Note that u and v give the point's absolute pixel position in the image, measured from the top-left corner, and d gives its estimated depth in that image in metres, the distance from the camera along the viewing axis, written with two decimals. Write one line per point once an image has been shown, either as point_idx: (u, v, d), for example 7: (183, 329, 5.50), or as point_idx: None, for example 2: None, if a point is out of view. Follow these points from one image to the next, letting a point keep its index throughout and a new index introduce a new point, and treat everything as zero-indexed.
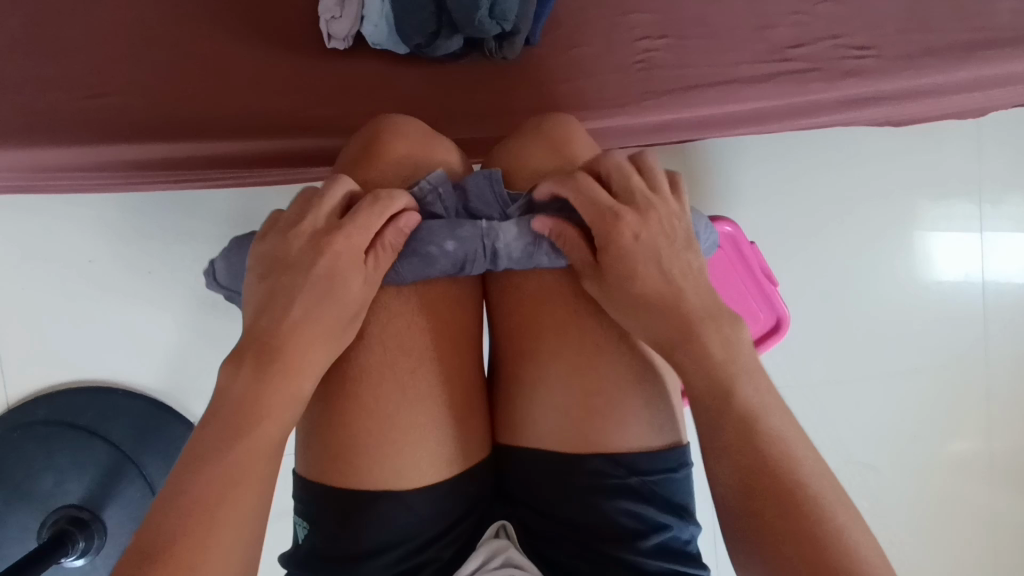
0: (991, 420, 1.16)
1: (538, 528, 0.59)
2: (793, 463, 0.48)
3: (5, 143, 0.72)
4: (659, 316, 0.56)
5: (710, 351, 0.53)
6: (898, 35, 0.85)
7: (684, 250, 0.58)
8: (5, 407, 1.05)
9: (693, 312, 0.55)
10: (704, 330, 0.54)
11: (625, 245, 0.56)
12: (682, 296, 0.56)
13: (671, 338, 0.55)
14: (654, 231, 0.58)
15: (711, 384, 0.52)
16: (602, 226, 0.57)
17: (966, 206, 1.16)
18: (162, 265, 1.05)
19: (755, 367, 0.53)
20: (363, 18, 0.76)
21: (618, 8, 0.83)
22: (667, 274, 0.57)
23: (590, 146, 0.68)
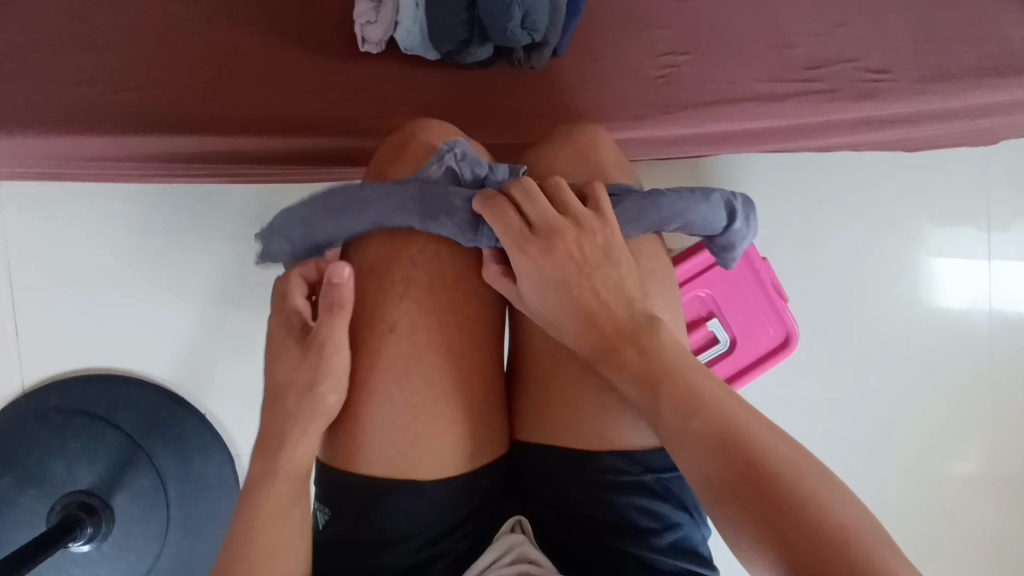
0: (994, 444, 1.16)
1: (554, 523, 0.60)
2: (740, 435, 0.49)
3: (43, 131, 0.75)
4: (585, 338, 0.58)
5: (632, 361, 0.55)
6: (915, 59, 0.87)
7: (598, 267, 0.58)
8: (21, 390, 1.07)
9: (612, 325, 0.57)
10: (623, 341, 0.56)
11: (539, 275, 0.57)
12: (599, 312, 0.57)
13: (598, 354, 0.57)
14: (561, 252, 0.57)
15: (643, 388, 0.54)
16: (521, 256, 0.57)
17: (974, 229, 1.18)
18: (182, 258, 1.07)
19: (687, 363, 0.55)
20: (397, 23, 0.78)
21: (641, 25, 0.85)
22: (583, 296, 0.57)
23: (617, 156, 0.69)
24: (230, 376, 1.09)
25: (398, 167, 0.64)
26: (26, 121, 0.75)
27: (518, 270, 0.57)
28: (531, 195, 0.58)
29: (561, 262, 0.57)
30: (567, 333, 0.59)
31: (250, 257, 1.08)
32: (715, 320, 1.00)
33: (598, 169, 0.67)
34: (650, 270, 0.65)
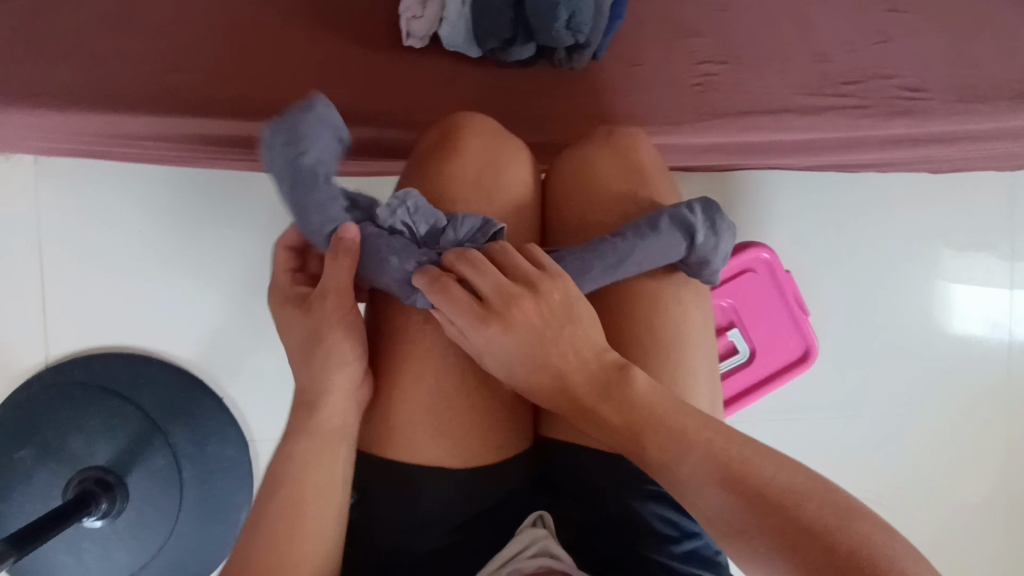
0: (1007, 474, 1.16)
1: (584, 520, 0.61)
2: (742, 475, 0.47)
3: (90, 109, 0.77)
4: (559, 399, 0.55)
5: (616, 420, 0.53)
6: (952, 80, 0.87)
7: (564, 325, 0.53)
8: (44, 362, 1.08)
9: (587, 385, 0.54)
10: (600, 403, 0.53)
11: (500, 352, 0.53)
12: (571, 374, 0.54)
13: (579, 418, 0.55)
14: (523, 324, 0.52)
15: (634, 447, 0.52)
16: (475, 337, 0.53)
17: (997, 256, 1.18)
18: (209, 242, 1.08)
19: (670, 406, 0.52)
20: (442, 19, 0.79)
21: (680, 32, 0.86)
22: (554, 363, 0.53)
23: (656, 159, 0.70)
24: (250, 360, 1.09)
25: (443, 157, 0.66)
26: (75, 98, 0.77)
27: (484, 351, 0.53)
28: (472, 268, 0.52)
29: (524, 334, 0.52)
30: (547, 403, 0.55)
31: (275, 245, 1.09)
32: (735, 331, 1.00)
33: (638, 171, 0.68)
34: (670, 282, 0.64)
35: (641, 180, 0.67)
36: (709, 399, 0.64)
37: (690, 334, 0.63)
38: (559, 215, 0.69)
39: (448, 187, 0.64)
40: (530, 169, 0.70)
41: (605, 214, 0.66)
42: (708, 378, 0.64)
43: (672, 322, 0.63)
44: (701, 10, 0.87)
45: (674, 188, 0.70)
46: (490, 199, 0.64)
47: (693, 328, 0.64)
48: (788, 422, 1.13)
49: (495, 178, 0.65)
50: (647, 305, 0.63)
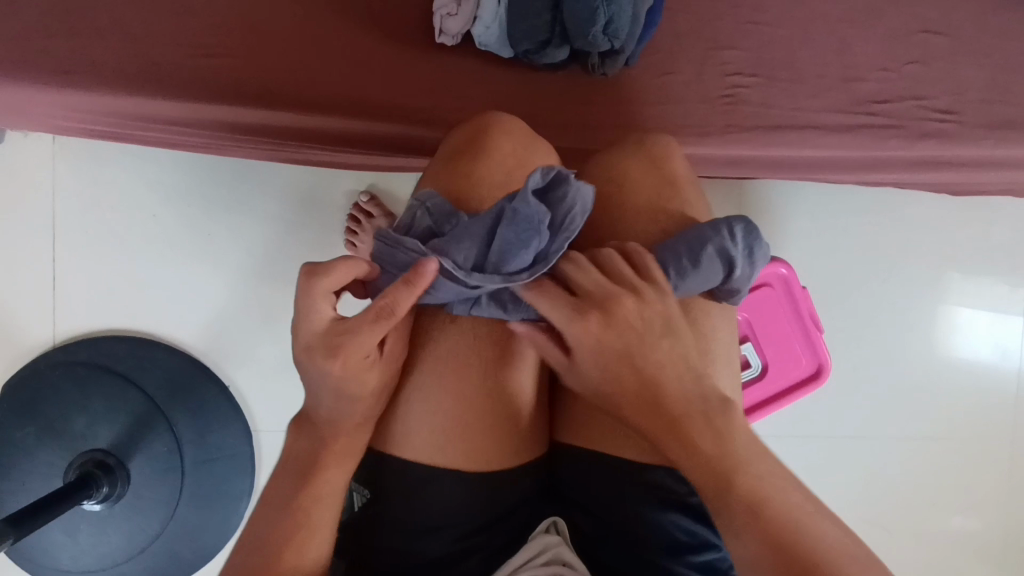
0: (1010, 502, 1.15)
1: (592, 532, 0.61)
2: (805, 538, 0.48)
3: (121, 91, 0.77)
4: (642, 414, 0.54)
5: (703, 445, 0.52)
6: (983, 104, 0.87)
7: (660, 337, 0.55)
8: (51, 343, 1.07)
9: (677, 400, 0.54)
10: (693, 426, 0.53)
11: (595, 352, 0.54)
12: (665, 389, 0.54)
13: (660, 434, 0.54)
14: (621, 326, 0.54)
15: (710, 479, 0.51)
16: (570, 333, 0.54)
17: (1012, 283, 1.17)
18: (223, 230, 1.08)
19: (755, 452, 0.52)
20: (476, 18, 0.78)
21: (713, 43, 0.86)
22: (645, 371, 0.54)
23: (687, 169, 0.71)
24: (257, 348, 1.09)
25: (474, 157, 0.66)
26: (107, 78, 0.77)
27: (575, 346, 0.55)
28: (573, 264, 0.56)
29: (618, 335, 0.54)
30: (630, 414, 0.55)
31: (291, 235, 1.08)
32: (749, 345, 1.00)
33: (668, 181, 0.69)
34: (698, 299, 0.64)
35: (672, 193, 0.69)
36: None
37: (715, 348, 0.63)
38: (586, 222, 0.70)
39: (480, 190, 0.65)
40: None
41: (636, 223, 0.67)
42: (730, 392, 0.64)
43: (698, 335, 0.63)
44: (735, 22, 0.87)
45: (703, 199, 0.71)
46: None
47: (719, 341, 0.64)
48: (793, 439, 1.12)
49: (527, 184, 0.67)
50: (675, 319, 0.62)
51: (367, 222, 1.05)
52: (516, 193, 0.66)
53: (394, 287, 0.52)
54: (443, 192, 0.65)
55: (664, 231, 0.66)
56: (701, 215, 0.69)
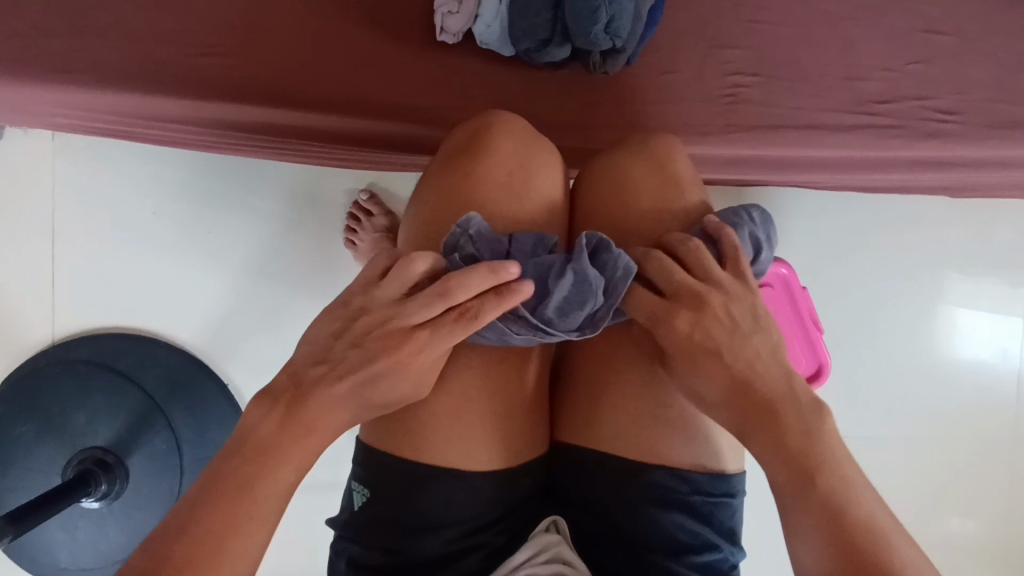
0: (1010, 503, 1.15)
1: (593, 532, 0.61)
2: (881, 550, 0.46)
3: (120, 88, 0.77)
4: (730, 406, 0.54)
5: (790, 438, 0.51)
6: (985, 104, 0.87)
7: (750, 334, 0.55)
8: (50, 341, 1.07)
9: (768, 395, 0.53)
10: (779, 419, 0.52)
11: (682, 345, 0.56)
12: (754, 384, 0.54)
13: (745, 428, 0.54)
14: (710, 321, 0.55)
15: (792, 476, 0.50)
16: (657, 327, 0.57)
17: (1013, 283, 1.17)
18: (223, 227, 1.08)
19: (845, 456, 0.51)
20: (477, 17, 0.78)
21: (715, 42, 0.86)
22: (733, 365, 0.54)
23: (692, 170, 0.72)
24: (257, 347, 1.08)
25: (474, 155, 0.67)
26: (108, 76, 0.77)
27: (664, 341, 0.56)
28: (658, 261, 0.58)
29: (708, 330, 0.55)
30: (719, 408, 0.55)
31: (290, 233, 1.08)
32: None
33: (673, 181, 0.69)
34: None
35: (677, 193, 0.68)
36: None
37: None
38: (588, 221, 0.70)
39: (481, 189, 0.65)
40: (561, 171, 0.71)
41: (639, 224, 0.67)
42: None
43: None
44: (737, 21, 0.86)
45: (708, 200, 0.71)
46: (523, 204, 0.66)
47: None
48: None
49: (527, 184, 0.67)
50: None
51: (367, 220, 1.05)
52: (517, 193, 0.66)
53: (483, 296, 0.53)
54: (445, 190, 0.66)
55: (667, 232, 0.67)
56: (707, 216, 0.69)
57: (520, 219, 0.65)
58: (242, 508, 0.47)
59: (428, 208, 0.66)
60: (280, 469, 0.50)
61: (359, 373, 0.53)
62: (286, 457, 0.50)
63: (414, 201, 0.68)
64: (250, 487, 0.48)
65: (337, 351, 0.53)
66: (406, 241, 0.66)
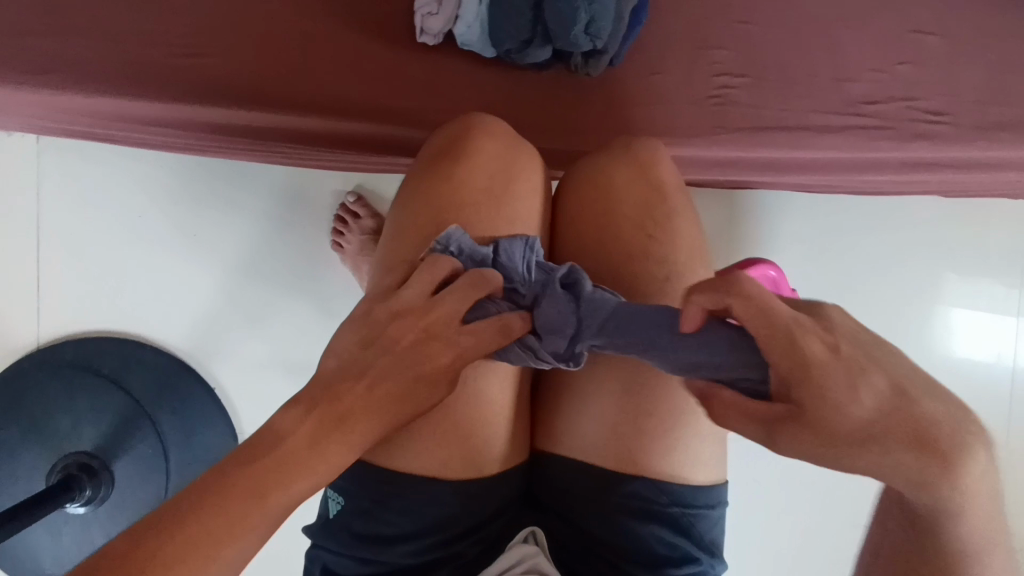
0: (1004, 506, 1.14)
1: (571, 543, 0.61)
2: None
3: (99, 89, 0.76)
4: (902, 452, 0.41)
5: (965, 488, 0.42)
6: (975, 104, 0.86)
7: (889, 351, 0.44)
8: (35, 344, 1.06)
9: (941, 427, 0.42)
10: (959, 466, 0.41)
11: (831, 371, 0.42)
12: (922, 413, 0.42)
13: (905, 471, 0.42)
14: (846, 336, 0.44)
15: (950, 528, 0.42)
16: (790, 352, 0.43)
17: (1006, 285, 1.16)
18: (208, 230, 1.07)
19: (992, 502, 0.44)
20: (458, 17, 0.77)
21: (701, 42, 0.85)
22: (894, 392, 0.42)
23: (674, 173, 0.71)
24: (244, 350, 1.07)
25: (456, 159, 0.66)
26: (86, 77, 0.76)
27: (790, 364, 0.43)
28: (752, 300, 0.44)
29: (855, 347, 0.43)
30: (888, 444, 0.42)
31: (276, 235, 1.07)
32: None
33: (656, 185, 0.69)
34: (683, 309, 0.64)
35: (658, 198, 0.68)
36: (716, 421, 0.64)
37: None
38: (570, 225, 0.69)
39: (462, 192, 0.64)
40: (544, 175, 0.70)
41: (625, 229, 0.67)
42: None
43: None
44: (724, 22, 0.85)
45: (690, 203, 0.70)
46: (504, 207, 0.65)
47: None
48: None
49: (509, 187, 0.66)
50: None
51: (354, 222, 1.04)
52: (498, 197, 0.65)
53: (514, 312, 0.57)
54: (425, 194, 0.65)
55: (649, 237, 0.66)
56: (688, 221, 0.69)
57: (500, 222, 0.65)
58: (240, 524, 0.45)
59: (408, 212, 0.65)
60: (298, 480, 0.48)
61: (393, 387, 0.53)
62: (298, 471, 0.48)
63: (395, 205, 0.67)
64: (264, 495, 0.46)
65: (370, 365, 0.53)
66: (386, 244, 0.65)
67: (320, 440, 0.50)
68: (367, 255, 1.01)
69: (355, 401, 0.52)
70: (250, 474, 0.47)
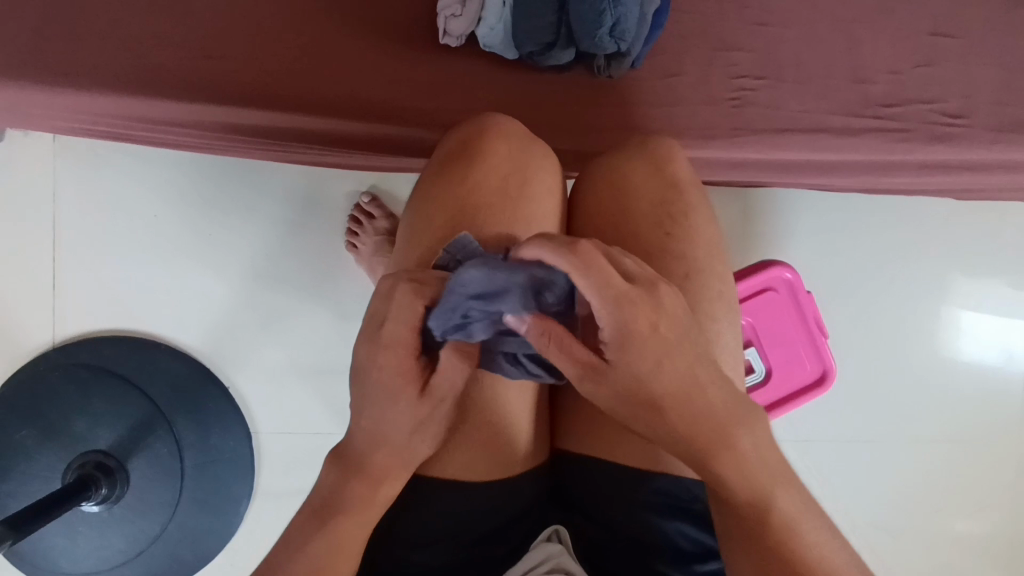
0: (1015, 507, 1.14)
1: (597, 538, 0.61)
2: (804, 535, 0.50)
3: (121, 92, 0.77)
4: (689, 418, 0.50)
5: (744, 447, 0.51)
6: (993, 106, 0.86)
7: (698, 335, 0.51)
8: (50, 344, 1.06)
9: (722, 409, 0.51)
10: (733, 428, 0.51)
11: (646, 342, 0.47)
12: (710, 395, 0.50)
13: (695, 432, 0.51)
14: (669, 313, 0.48)
15: (740, 479, 0.51)
16: (612, 316, 0.46)
17: (1017, 286, 1.16)
18: (223, 230, 1.07)
19: (780, 454, 0.53)
20: (480, 19, 0.78)
21: (720, 44, 0.85)
22: (694, 371, 0.50)
23: (691, 172, 0.71)
24: (259, 351, 1.07)
25: (471, 160, 0.67)
26: (110, 79, 0.77)
27: (617, 331, 0.46)
28: (594, 257, 0.45)
29: (671, 327, 0.48)
30: (675, 407, 0.50)
31: (290, 236, 1.08)
32: (753, 350, 1.04)
33: (674, 185, 0.69)
34: (702, 310, 0.65)
35: (676, 196, 0.69)
36: None
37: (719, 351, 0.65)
38: (587, 225, 0.70)
39: (480, 193, 0.65)
40: (558, 176, 0.71)
41: (640, 229, 0.67)
42: None
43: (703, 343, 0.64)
44: (743, 23, 0.86)
45: (708, 202, 0.70)
46: (519, 209, 0.65)
47: (723, 346, 0.65)
48: (797, 442, 1.12)
49: (525, 188, 0.66)
50: None
51: (368, 223, 1.05)
52: (513, 198, 0.65)
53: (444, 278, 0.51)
54: (441, 195, 0.65)
55: (669, 235, 0.66)
56: (706, 218, 0.69)
57: (515, 223, 0.65)
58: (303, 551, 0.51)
59: (424, 213, 0.65)
60: (342, 517, 0.53)
61: (363, 407, 0.53)
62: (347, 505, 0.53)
63: (410, 208, 0.68)
64: (321, 526, 0.53)
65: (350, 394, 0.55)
66: (403, 245, 0.66)
67: (349, 486, 0.54)
68: (381, 256, 1.02)
69: (352, 438, 0.55)
70: (308, 513, 0.54)
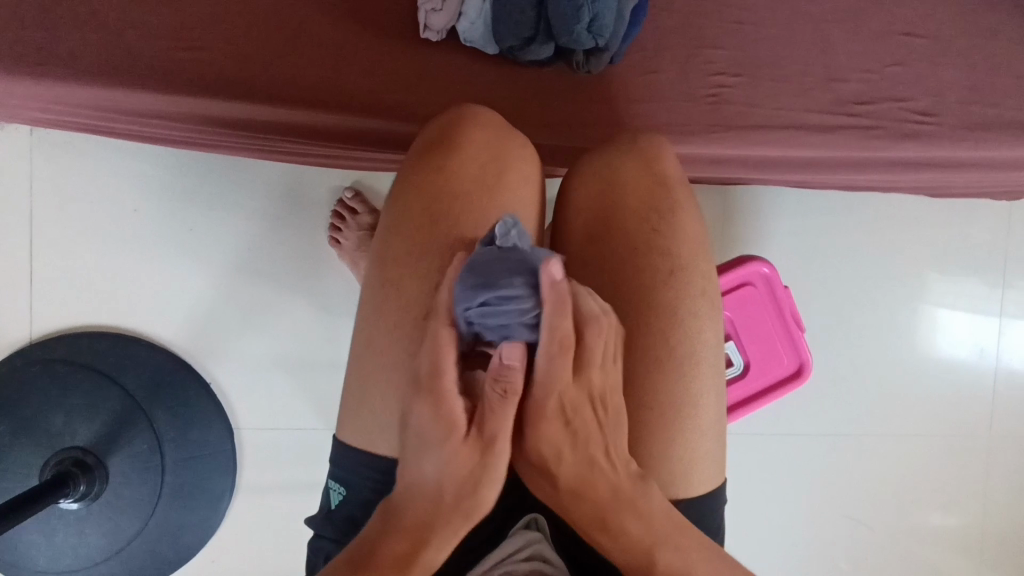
0: (986, 496, 1.17)
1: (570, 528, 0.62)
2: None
3: (100, 83, 0.76)
4: (586, 497, 0.55)
5: (633, 526, 0.55)
6: (962, 105, 0.88)
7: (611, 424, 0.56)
8: (27, 339, 1.05)
9: (615, 493, 0.55)
10: (623, 510, 0.55)
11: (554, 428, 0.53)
12: (604, 480, 0.55)
13: (590, 508, 0.55)
14: (584, 403, 0.54)
15: (626, 548, 0.55)
16: (539, 398, 0.52)
17: (988, 282, 1.19)
18: (204, 224, 1.07)
19: (677, 526, 0.56)
20: (461, 14, 0.79)
21: (698, 41, 0.86)
22: (593, 453, 0.55)
23: (677, 169, 0.72)
24: (242, 348, 1.07)
25: (448, 150, 0.67)
26: (89, 69, 0.76)
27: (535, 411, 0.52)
28: (562, 339, 0.50)
29: (584, 415, 0.54)
30: (574, 486, 0.55)
31: (272, 235, 1.07)
32: (731, 344, 1.05)
33: (660, 181, 0.70)
34: (684, 304, 0.66)
35: (663, 193, 0.70)
36: (716, 414, 0.66)
37: (700, 347, 0.66)
38: (573, 218, 0.71)
39: (456, 182, 0.65)
40: (535, 165, 0.71)
41: (627, 221, 0.68)
42: (714, 394, 0.67)
43: (686, 334, 0.65)
44: (720, 21, 0.87)
45: (694, 198, 0.71)
46: (494, 197, 0.66)
47: (705, 343, 0.66)
48: (775, 436, 1.13)
49: (501, 177, 0.67)
50: (665, 318, 0.65)
51: (352, 217, 1.05)
52: (489, 187, 0.66)
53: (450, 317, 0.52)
54: (420, 184, 0.66)
55: (654, 230, 0.67)
56: (693, 215, 0.70)
57: (493, 212, 0.65)
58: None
59: (404, 203, 0.65)
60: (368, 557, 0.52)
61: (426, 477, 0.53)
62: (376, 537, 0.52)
63: (388, 198, 0.68)
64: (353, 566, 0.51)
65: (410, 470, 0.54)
66: (382, 233, 0.66)
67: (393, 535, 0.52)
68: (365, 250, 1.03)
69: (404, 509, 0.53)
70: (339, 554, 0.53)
